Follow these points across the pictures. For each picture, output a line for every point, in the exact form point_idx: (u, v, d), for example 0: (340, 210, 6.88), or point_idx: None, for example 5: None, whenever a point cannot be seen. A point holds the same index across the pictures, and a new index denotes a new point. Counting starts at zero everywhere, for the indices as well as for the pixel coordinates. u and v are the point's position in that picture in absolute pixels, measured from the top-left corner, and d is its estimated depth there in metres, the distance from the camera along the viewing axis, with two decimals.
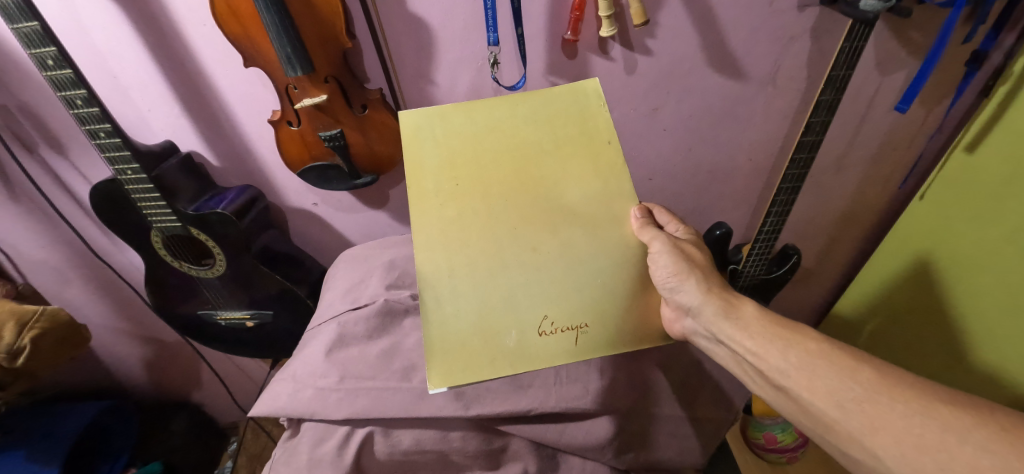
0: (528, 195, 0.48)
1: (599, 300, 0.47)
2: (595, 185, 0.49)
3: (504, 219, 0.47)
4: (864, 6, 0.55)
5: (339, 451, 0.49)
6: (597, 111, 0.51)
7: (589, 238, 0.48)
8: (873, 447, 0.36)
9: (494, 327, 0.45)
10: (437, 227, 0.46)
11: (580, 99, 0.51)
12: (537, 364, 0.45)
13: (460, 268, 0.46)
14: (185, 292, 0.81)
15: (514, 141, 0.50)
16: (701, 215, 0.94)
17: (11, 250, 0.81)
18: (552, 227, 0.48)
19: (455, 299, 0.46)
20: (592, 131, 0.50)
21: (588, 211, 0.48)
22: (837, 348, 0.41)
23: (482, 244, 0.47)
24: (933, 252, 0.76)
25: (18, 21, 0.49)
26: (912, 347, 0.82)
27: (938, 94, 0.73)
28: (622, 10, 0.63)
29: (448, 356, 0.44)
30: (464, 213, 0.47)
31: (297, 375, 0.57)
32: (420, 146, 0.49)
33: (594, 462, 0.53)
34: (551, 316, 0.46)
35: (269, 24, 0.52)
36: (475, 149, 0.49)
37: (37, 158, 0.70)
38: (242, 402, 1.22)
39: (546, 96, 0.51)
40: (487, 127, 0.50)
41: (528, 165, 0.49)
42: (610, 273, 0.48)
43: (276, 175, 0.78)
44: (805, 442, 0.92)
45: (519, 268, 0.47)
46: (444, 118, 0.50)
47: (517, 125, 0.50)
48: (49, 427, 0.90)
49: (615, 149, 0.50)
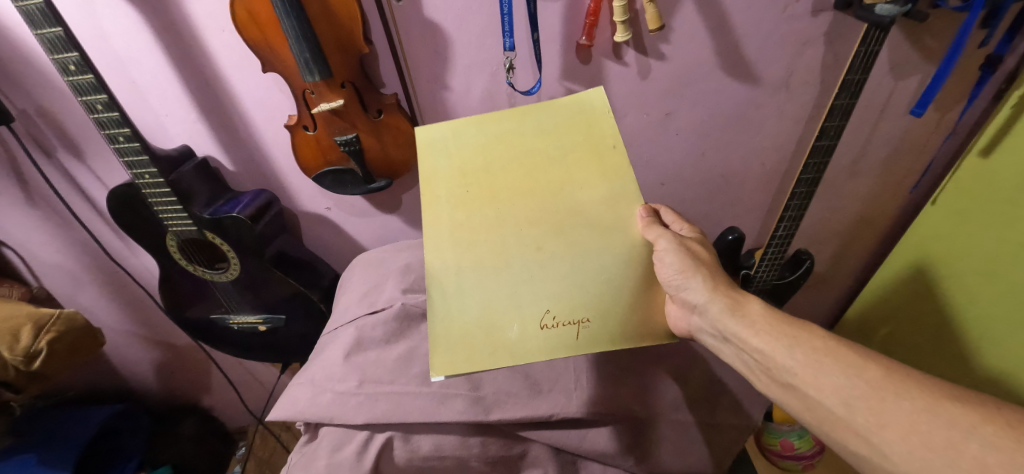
0: (533, 196, 0.49)
1: (601, 296, 0.46)
2: (600, 188, 0.49)
3: (511, 219, 0.48)
4: (880, 11, 0.54)
5: (359, 455, 0.49)
6: (602, 117, 0.50)
7: (593, 237, 0.48)
8: (881, 445, 0.35)
9: (497, 320, 0.44)
10: (447, 228, 0.47)
11: (583, 107, 0.51)
12: (538, 357, 0.43)
13: (467, 266, 0.46)
14: (199, 296, 0.81)
15: (521, 150, 0.50)
16: (714, 220, 0.94)
17: (26, 253, 0.81)
18: (557, 226, 0.48)
19: (460, 294, 0.46)
20: (597, 137, 0.50)
21: (594, 213, 0.48)
22: (843, 344, 0.40)
23: (488, 244, 0.47)
24: (950, 256, 0.75)
25: (42, 27, 0.50)
26: (922, 345, 0.81)
27: (954, 98, 0.73)
28: (636, 15, 0.63)
29: (451, 346, 0.43)
30: (474, 217, 0.48)
31: (315, 379, 0.57)
32: (432, 155, 0.50)
33: (615, 468, 0.52)
34: (554, 309, 0.45)
35: (289, 30, 0.53)
36: (483, 157, 0.50)
37: (55, 162, 0.71)
38: (253, 407, 1.21)
39: (553, 106, 0.52)
40: (496, 138, 0.51)
41: (535, 170, 0.49)
42: (614, 269, 0.47)
43: (291, 179, 0.78)
44: (821, 450, 0.92)
45: (523, 265, 0.46)
46: (456, 130, 0.51)
47: (523, 134, 0.51)
48: (62, 432, 0.90)
49: (621, 153, 0.49)
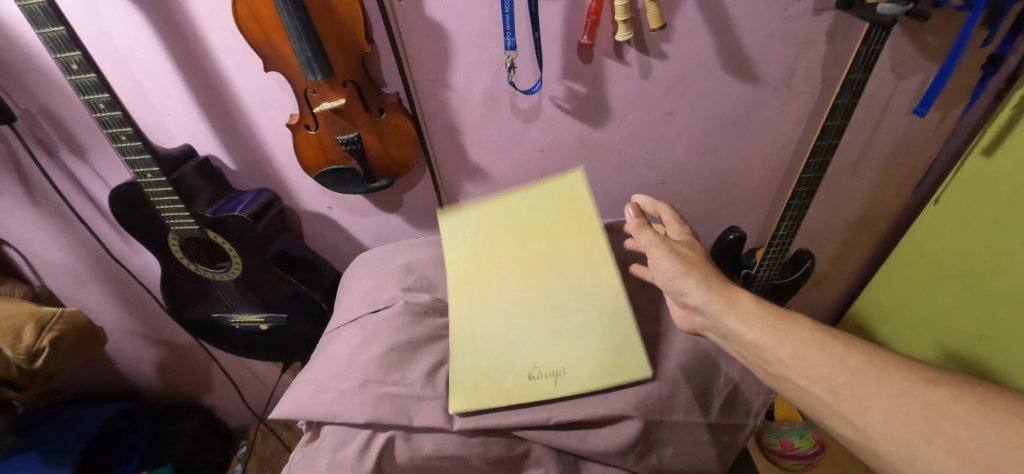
0: (524, 268, 0.58)
1: (576, 351, 0.53)
2: (580, 258, 0.57)
3: (510, 290, 0.58)
4: (881, 10, 0.54)
5: (361, 454, 0.49)
6: (582, 194, 0.58)
7: (574, 301, 0.56)
8: (865, 427, 0.34)
9: (498, 369, 0.54)
10: (466, 297, 0.60)
11: (567, 184, 0.59)
12: (530, 401, 0.51)
13: (479, 328, 0.57)
14: (202, 295, 0.81)
15: (518, 229, 0.59)
16: (715, 219, 0.94)
17: (29, 252, 0.81)
18: (545, 294, 0.57)
19: (472, 353, 0.55)
20: (577, 211, 0.58)
21: (573, 281, 0.57)
22: (829, 333, 0.40)
23: (495, 309, 0.58)
24: (951, 256, 0.75)
25: (45, 26, 0.50)
26: (924, 341, 0.81)
27: (956, 97, 0.73)
28: (638, 14, 0.63)
29: (466, 389, 0.53)
30: (480, 285, 0.60)
31: (317, 377, 0.57)
32: (452, 240, 0.62)
33: (616, 467, 0.52)
34: (539, 364, 0.53)
35: (291, 29, 0.53)
36: (486, 239, 0.61)
37: (58, 161, 0.71)
38: (254, 406, 1.21)
39: (540, 184, 0.60)
40: (496, 220, 0.61)
41: (530, 246, 0.59)
42: (588, 328, 0.55)
43: (292, 179, 0.78)
44: (821, 449, 0.92)
45: (519, 329, 0.56)
46: (468, 217, 0.62)
47: (519, 209, 0.60)
48: (65, 430, 0.91)
49: (598, 227, 0.57)
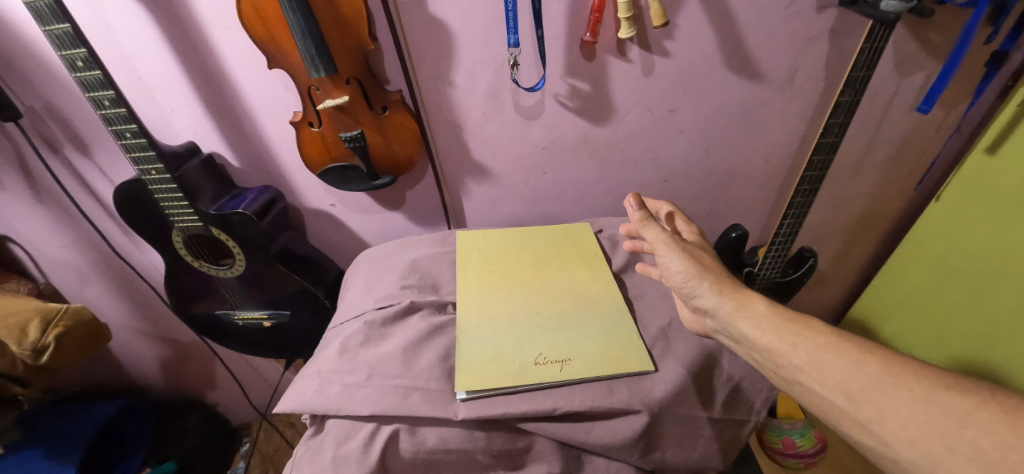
0: (536, 282, 0.69)
1: (581, 346, 0.58)
2: (585, 274, 0.70)
3: (520, 297, 0.66)
4: (885, 7, 0.54)
5: (365, 448, 0.49)
6: (589, 238, 0.78)
7: (579, 309, 0.64)
8: (883, 434, 0.35)
9: (503, 357, 0.56)
10: (473, 294, 0.66)
11: (574, 228, 0.80)
12: (535, 383, 0.53)
13: (486, 324, 0.61)
14: (204, 291, 0.81)
15: (531, 251, 0.75)
16: (717, 217, 0.94)
17: (33, 249, 0.82)
18: (551, 300, 0.65)
19: (479, 340, 0.59)
20: (585, 243, 0.76)
21: (581, 295, 0.66)
22: (844, 339, 0.40)
23: (503, 312, 0.63)
24: (955, 255, 0.74)
25: (50, 23, 0.50)
26: (926, 336, 0.81)
27: (960, 95, 0.72)
28: (641, 11, 0.63)
29: (472, 373, 0.54)
30: (489, 288, 0.67)
31: (321, 371, 0.57)
32: (468, 253, 0.74)
33: (619, 463, 0.52)
34: (545, 352, 0.57)
35: (295, 26, 0.53)
36: (502, 255, 0.74)
37: (62, 158, 0.71)
38: (258, 403, 1.22)
39: (552, 226, 0.81)
40: (513, 240, 0.78)
41: (540, 263, 0.72)
42: (591, 328, 0.61)
43: (296, 176, 0.79)
44: (823, 448, 0.92)
45: (527, 325, 0.61)
46: (485, 234, 0.79)
47: (532, 236, 0.79)
48: (70, 426, 0.91)
49: (601, 256, 0.73)
